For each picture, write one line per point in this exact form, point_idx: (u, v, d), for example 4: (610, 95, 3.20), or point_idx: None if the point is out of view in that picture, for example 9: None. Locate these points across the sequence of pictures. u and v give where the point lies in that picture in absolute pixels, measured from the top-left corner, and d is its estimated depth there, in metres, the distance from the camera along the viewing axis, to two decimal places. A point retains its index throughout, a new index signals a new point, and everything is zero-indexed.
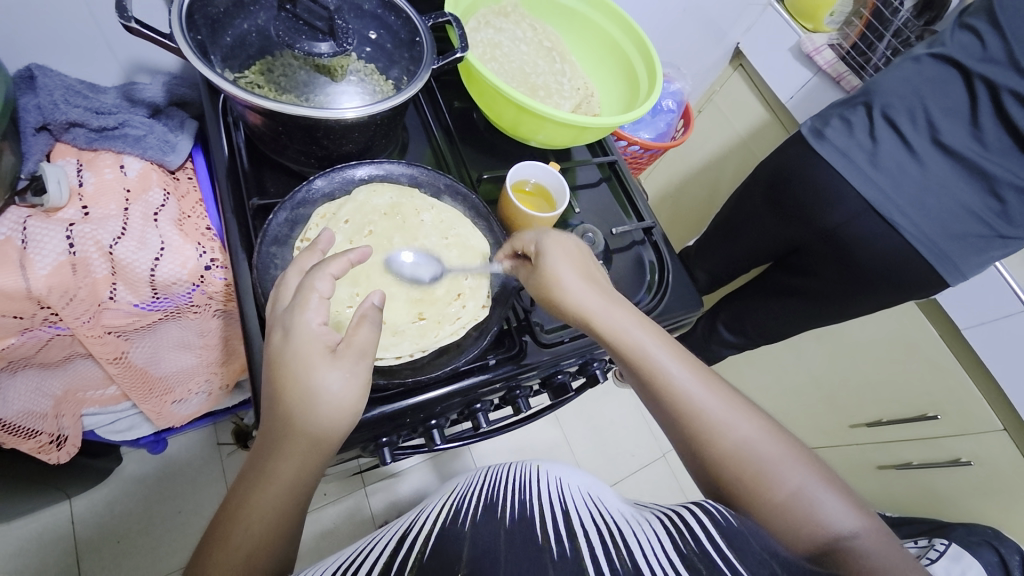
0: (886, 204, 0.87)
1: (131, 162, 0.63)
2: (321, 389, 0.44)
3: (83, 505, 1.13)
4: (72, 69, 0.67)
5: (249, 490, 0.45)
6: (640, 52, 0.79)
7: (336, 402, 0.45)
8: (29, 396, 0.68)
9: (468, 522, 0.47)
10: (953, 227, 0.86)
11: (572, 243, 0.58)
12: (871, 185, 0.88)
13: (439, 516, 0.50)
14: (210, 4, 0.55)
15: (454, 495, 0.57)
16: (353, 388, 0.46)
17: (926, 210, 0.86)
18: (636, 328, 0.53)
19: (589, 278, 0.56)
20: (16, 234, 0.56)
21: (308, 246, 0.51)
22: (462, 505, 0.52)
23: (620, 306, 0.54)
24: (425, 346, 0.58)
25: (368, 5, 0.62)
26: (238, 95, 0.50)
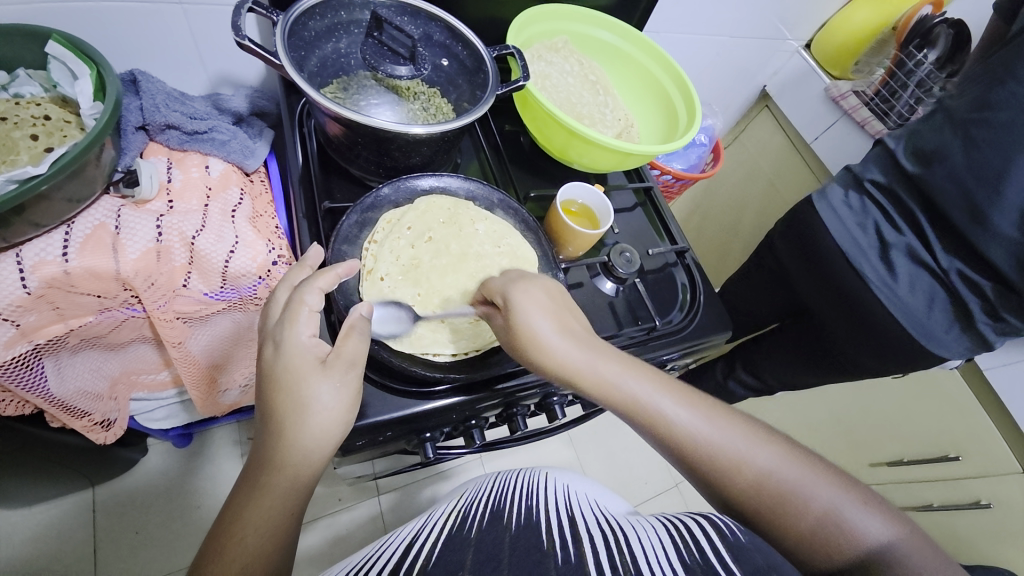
0: (859, 256, 0.91)
1: (215, 163, 0.70)
2: (313, 398, 0.47)
3: (106, 493, 1.15)
4: (167, 76, 0.74)
5: (242, 506, 0.44)
6: (680, 89, 0.85)
7: (322, 411, 0.47)
8: (85, 375, 0.69)
9: (474, 529, 0.44)
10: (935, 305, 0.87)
11: (540, 287, 0.55)
12: (851, 240, 0.93)
13: (445, 523, 0.47)
14: (305, 28, 0.62)
15: (461, 503, 0.53)
16: (343, 396, 0.48)
17: (904, 280, 0.88)
18: (628, 379, 0.50)
19: (564, 328, 0.53)
20: (109, 220, 0.61)
21: (297, 262, 0.54)
22: (467, 514, 0.48)
23: (602, 351, 0.52)
24: (479, 345, 0.62)
25: (438, 36, 0.69)
26: (326, 106, 0.56)
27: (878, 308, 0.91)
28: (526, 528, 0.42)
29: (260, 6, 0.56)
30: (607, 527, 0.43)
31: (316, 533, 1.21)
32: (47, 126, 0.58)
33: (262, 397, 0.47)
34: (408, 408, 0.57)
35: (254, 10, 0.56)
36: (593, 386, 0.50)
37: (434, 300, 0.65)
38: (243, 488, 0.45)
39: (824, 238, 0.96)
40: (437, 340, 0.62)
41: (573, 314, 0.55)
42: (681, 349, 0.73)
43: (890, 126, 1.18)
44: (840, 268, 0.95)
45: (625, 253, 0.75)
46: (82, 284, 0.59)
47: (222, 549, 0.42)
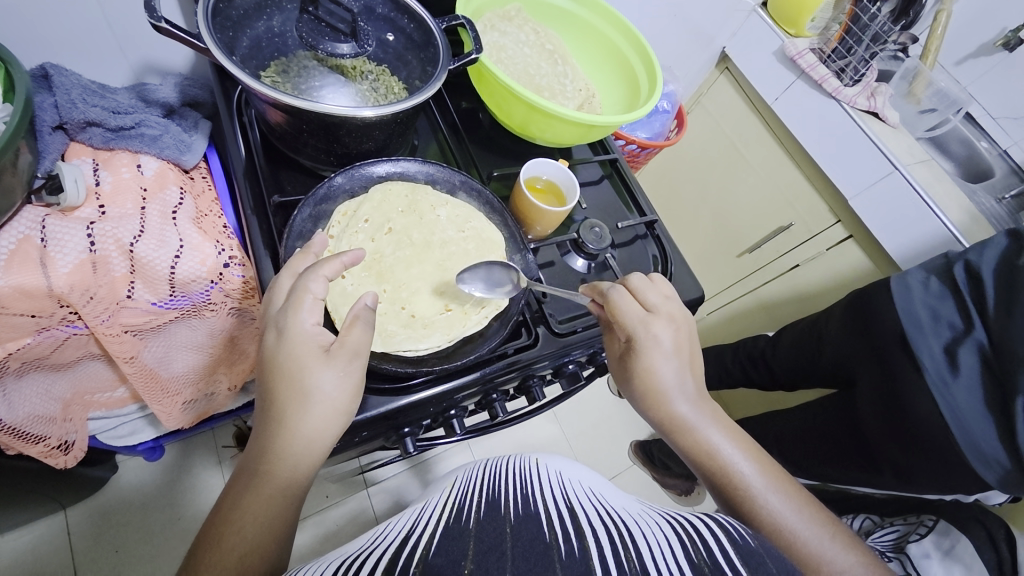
0: (915, 336, 0.88)
1: (148, 161, 0.64)
2: (314, 387, 0.44)
3: (79, 515, 1.10)
4: (82, 68, 0.67)
5: (244, 492, 0.42)
6: (638, 53, 0.82)
7: (321, 404, 0.44)
8: (34, 400, 0.64)
9: (472, 519, 0.42)
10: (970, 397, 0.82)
11: (679, 330, 0.59)
12: (911, 318, 0.89)
13: (442, 513, 0.45)
14: (232, 7, 0.56)
15: (455, 492, 0.51)
16: (349, 381, 0.46)
17: (961, 378, 0.82)
18: (706, 422, 0.58)
19: (683, 382, 0.58)
20: (34, 232, 0.55)
21: (301, 249, 0.51)
22: (463, 503, 0.46)
23: (709, 419, 0.58)
24: (454, 336, 0.60)
25: (381, 9, 0.64)
26: (263, 93, 0.51)
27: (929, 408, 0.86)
28: (527, 517, 0.41)
29: None
30: (610, 517, 0.43)
31: (306, 531, 1.19)
32: None
33: (263, 384, 0.45)
34: (384, 405, 0.55)
35: None
36: (695, 448, 0.57)
37: (402, 293, 0.63)
38: (221, 497, 0.43)
39: None
40: (412, 336, 0.59)
41: (693, 371, 0.60)
42: None
43: (846, 83, 1.20)
44: (902, 360, 0.91)
45: (595, 229, 0.74)
46: (12, 305, 0.53)
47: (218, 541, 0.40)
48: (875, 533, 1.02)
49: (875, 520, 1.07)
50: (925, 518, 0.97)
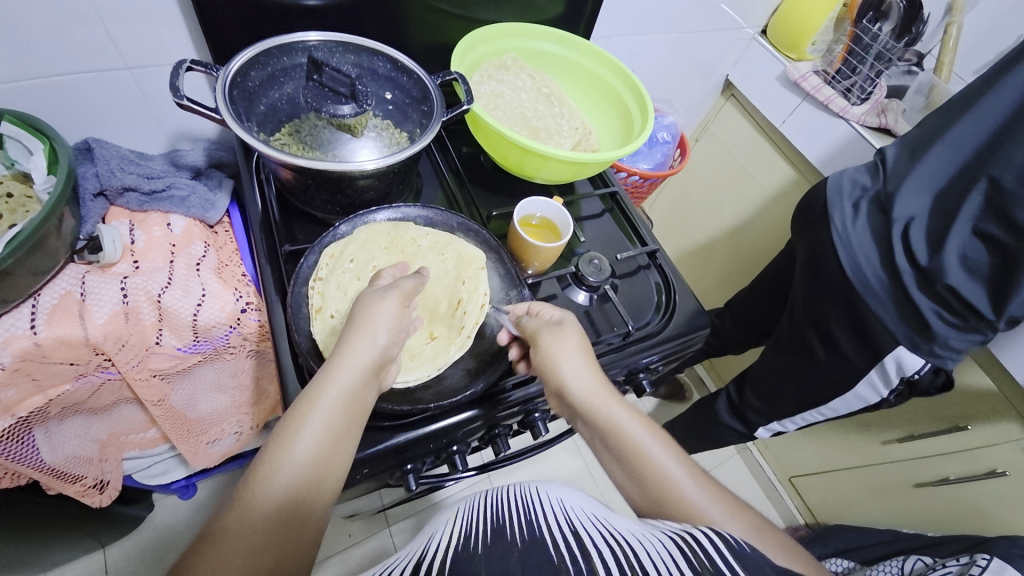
0: (835, 204, 0.91)
1: (176, 219, 0.71)
2: (377, 316, 0.51)
3: (117, 553, 1.14)
4: (126, 140, 0.76)
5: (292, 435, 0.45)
6: (631, 91, 0.85)
7: (359, 354, 0.49)
8: (75, 440, 0.70)
9: (479, 545, 0.44)
10: (873, 258, 0.86)
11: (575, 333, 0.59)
12: (834, 202, 0.91)
13: (448, 541, 0.47)
14: (247, 80, 0.63)
15: (457, 522, 0.52)
16: (399, 327, 0.52)
17: (856, 240, 0.87)
18: (611, 404, 0.55)
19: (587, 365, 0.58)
20: (75, 288, 0.62)
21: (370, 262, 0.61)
22: (469, 529, 0.48)
23: (620, 402, 0.56)
24: (440, 365, 0.59)
25: (383, 70, 0.70)
26: (273, 155, 0.57)
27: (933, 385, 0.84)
28: (532, 540, 0.43)
29: (199, 63, 0.58)
30: (608, 531, 0.44)
31: (328, 571, 1.20)
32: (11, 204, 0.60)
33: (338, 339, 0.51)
34: (386, 442, 0.57)
35: (193, 68, 0.57)
36: (609, 428, 0.54)
37: None
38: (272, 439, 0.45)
39: None
40: (401, 369, 0.59)
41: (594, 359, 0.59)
42: (660, 351, 0.73)
43: (855, 102, 1.19)
44: (843, 297, 0.90)
45: (595, 261, 0.76)
46: (54, 354, 0.59)
47: (262, 485, 0.43)
48: (928, 575, 0.95)
49: (928, 562, 1.00)
50: (977, 557, 0.88)
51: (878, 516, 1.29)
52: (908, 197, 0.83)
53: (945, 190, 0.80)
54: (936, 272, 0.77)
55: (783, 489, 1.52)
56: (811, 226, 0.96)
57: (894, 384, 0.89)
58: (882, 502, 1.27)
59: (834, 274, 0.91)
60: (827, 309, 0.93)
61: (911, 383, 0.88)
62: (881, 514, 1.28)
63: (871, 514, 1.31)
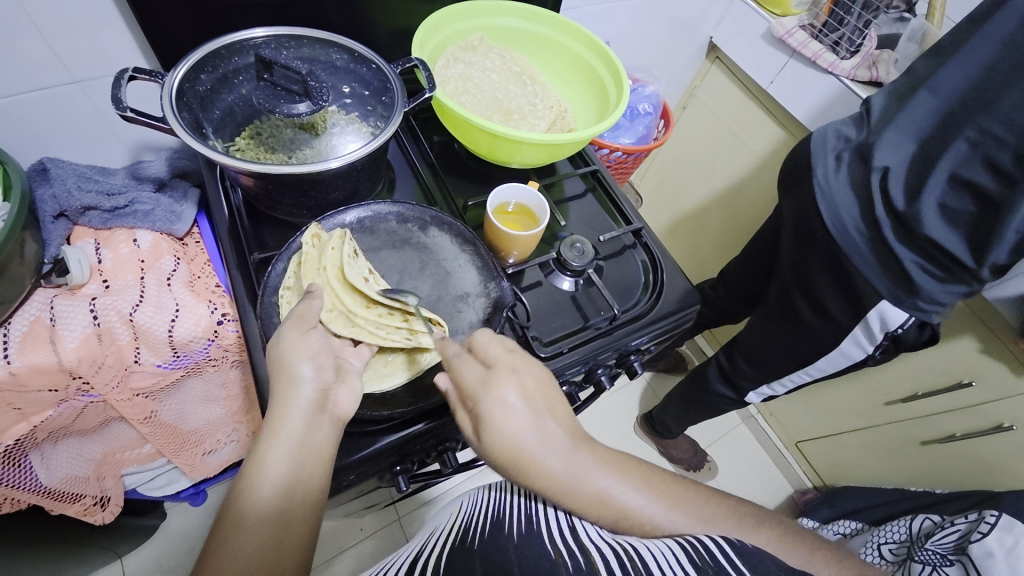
0: (819, 155, 0.87)
1: (143, 235, 0.69)
2: (290, 352, 0.49)
3: (133, 562, 1.17)
4: (86, 156, 0.74)
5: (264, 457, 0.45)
6: (604, 63, 0.82)
7: (293, 400, 0.47)
8: (72, 462, 0.70)
9: (477, 538, 0.43)
10: (854, 210, 0.83)
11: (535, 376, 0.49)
12: (818, 157, 0.87)
13: (448, 536, 0.46)
14: (197, 84, 0.60)
15: (463, 513, 0.51)
16: (323, 352, 0.50)
17: (837, 193, 0.84)
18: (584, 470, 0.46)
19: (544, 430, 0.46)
20: (44, 313, 0.61)
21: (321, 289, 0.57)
22: (468, 524, 0.47)
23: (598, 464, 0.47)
24: (415, 366, 0.59)
25: (341, 62, 0.67)
26: (228, 163, 0.54)
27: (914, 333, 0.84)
28: (527, 536, 0.42)
29: (143, 71, 0.55)
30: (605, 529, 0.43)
31: (342, 566, 1.21)
32: None
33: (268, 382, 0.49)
34: (369, 448, 0.56)
35: (137, 77, 0.55)
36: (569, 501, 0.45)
37: None
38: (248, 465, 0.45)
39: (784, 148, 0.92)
40: (375, 375, 0.58)
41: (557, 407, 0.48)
42: (650, 333, 0.71)
43: (844, 56, 1.13)
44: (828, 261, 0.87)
45: (577, 244, 0.74)
46: (31, 382, 0.59)
47: (244, 509, 0.43)
48: (936, 534, 0.94)
49: (935, 521, 0.99)
50: (985, 514, 0.88)
51: (887, 478, 1.29)
52: (891, 145, 0.80)
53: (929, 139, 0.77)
54: (913, 218, 0.76)
55: (791, 455, 1.51)
56: (799, 187, 0.91)
57: (878, 340, 0.87)
58: (891, 464, 1.26)
59: (819, 237, 0.88)
60: (813, 271, 0.90)
61: (896, 340, 0.86)
62: (889, 474, 1.28)
63: (879, 474, 1.30)
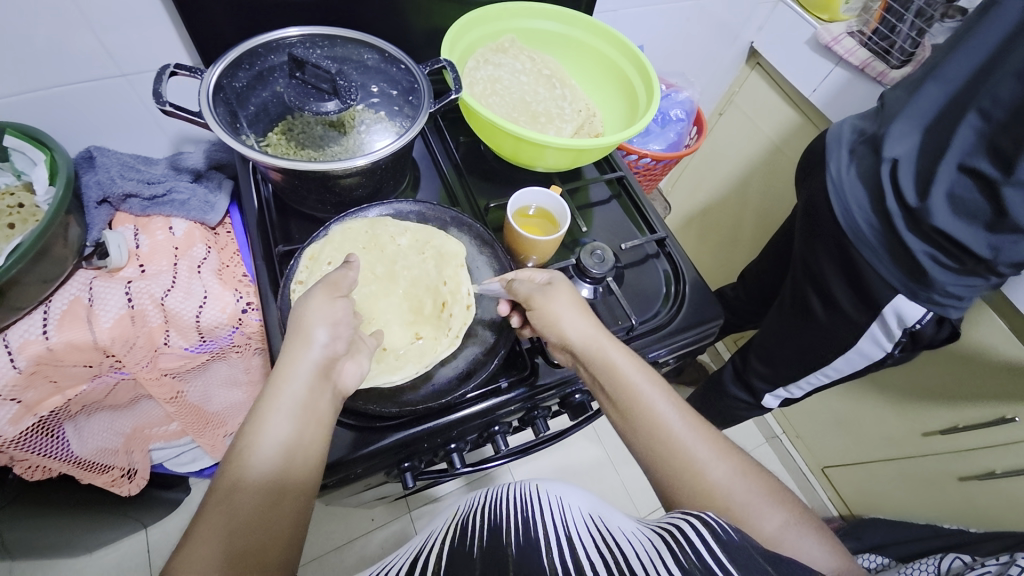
0: (833, 151, 0.84)
1: (178, 223, 0.72)
2: (311, 314, 0.50)
3: (158, 533, 1.22)
4: (132, 146, 0.78)
5: (262, 424, 0.44)
6: (636, 67, 0.80)
7: (300, 367, 0.47)
8: (102, 434, 0.75)
9: (474, 546, 0.40)
10: (862, 198, 0.79)
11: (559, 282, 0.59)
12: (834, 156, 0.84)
13: (447, 535, 0.45)
14: (234, 80, 0.62)
15: (459, 514, 0.50)
16: (338, 318, 0.51)
17: (846, 186, 0.80)
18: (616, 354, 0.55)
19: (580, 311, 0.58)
20: (83, 293, 0.64)
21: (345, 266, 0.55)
22: (467, 525, 0.45)
23: (617, 345, 0.56)
24: (428, 363, 0.59)
25: (372, 62, 0.68)
26: (258, 158, 0.56)
27: (929, 330, 0.78)
28: (526, 547, 0.38)
29: (183, 67, 0.58)
30: (604, 535, 0.40)
31: (352, 553, 1.24)
32: (21, 214, 0.64)
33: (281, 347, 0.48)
34: (377, 441, 0.57)
35: (177, 72, 0.57)
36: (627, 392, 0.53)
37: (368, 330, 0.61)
38: (245, 434, 0.44)
39: (819, 160, 0.88)
40: (385, 368, 0.58)
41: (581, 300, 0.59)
42: (670, 345, 0.70)
43: (894, 65, 1.07)
44: (846, 271, 0.83)
45: (597, 251, 0.72)
46: (67, 357, 0.63)
47: (243, 475, 0.42)
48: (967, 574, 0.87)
49: (967, 561, 0.93)
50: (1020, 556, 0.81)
51: (919, 509, 1.22)
52: (896, 136, 0.75)
53: (934, 125, 0.72)
54: (923, 213, 0.70)
55: (817, 480, 1.46)
56: (814, 177, 0.88)
57: (896, 337, 0.81)
58: (925, 496, 1.19)
59: (828, 226, 0.84)
60: (823, 264, 0.86)
61: (914, 337, 0.79)
62: (918, 508, 1.22)
63: (909, 507, 1.24)
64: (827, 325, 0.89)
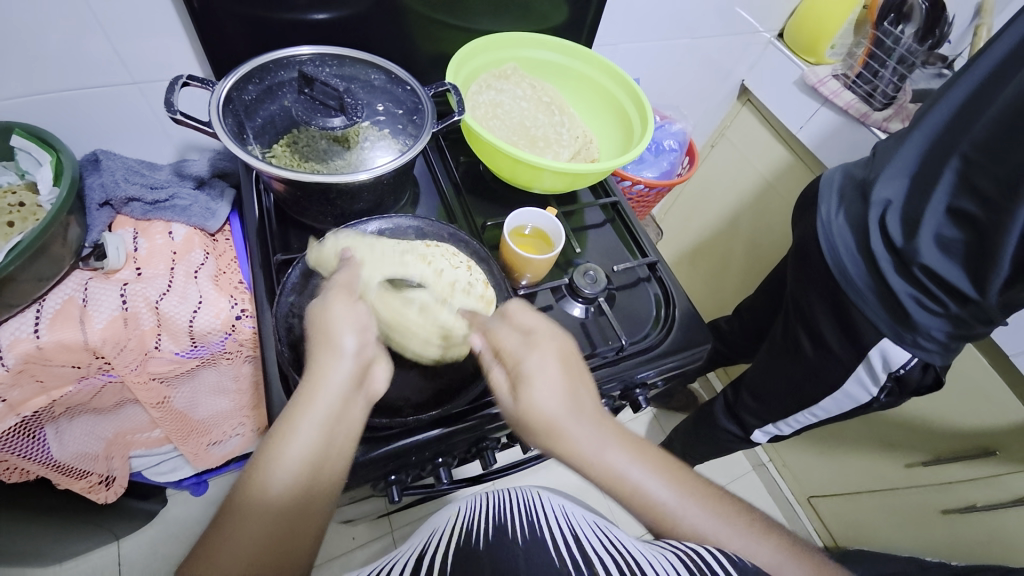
0: (824, 195, 0.87)
1: (178, 228, 0.73)
2: (336, 322, 0.48)
3: (130, 547, 1.18)
4: (136, 151, 0.79)
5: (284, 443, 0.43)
6: (632, 99, 0.84)
7: (335, 375, 0.46)
8: (82, 438, 0.73)
9: (481, 540, 0.42)
10: (848, 239, 0.82)
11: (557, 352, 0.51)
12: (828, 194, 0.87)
13: (451, 532, 0.46)
14: (244, 93, 0.64)
15: (461, 513, 0.51)
16: (361, 327, 0.49)
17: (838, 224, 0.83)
18: (607, 446, 0.48)
19: (571, 393, 0.50)
20: (78, 294, 0.65)
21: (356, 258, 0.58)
22: (471, 525, 0.45)
23: (614, 437, 0.49)
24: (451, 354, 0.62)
25: (378, 82, 0.70)
26: (263, 168, 0.58)
27: (914, 376, 0.80)
28: (534, 542, 0.41)
29: (196, 79, 0.59)
30: (609, 543, 0.42)
31: (330, 573, 1.21)
32: (21, 212, 0.64)
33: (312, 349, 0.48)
34: (364, 452, 0.57)
35: (189, 83, 0.59)
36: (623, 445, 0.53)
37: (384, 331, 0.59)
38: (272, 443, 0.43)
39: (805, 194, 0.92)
40: None
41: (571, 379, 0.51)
42: (659, 367, 0.70)
43: (876, 107, 1.12)
44: (831, 302, 0.86)
45: (590, 272, 0.74)
46: (56, 357, 0.62)
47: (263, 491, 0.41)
48: None
49: None
50: None
51: (902, 543, 1.21)
52: (886, 179, 0.78)
53: (921, 170, 0.75)
54: (910, 253, 0.73)
55: (802, 510, 1.45)
56: (807, 218, 0.91)
57: (881, 381, 0.83)
58: (908, 531, 1.19)
59: (818, 265, 0.87)
60: (814, 304, 0.88)
61: (899, 381, 0.81)
62: (902, 541, 1.21)
63: (894, 540, 1.23)
64: (814, 362, 0.91)
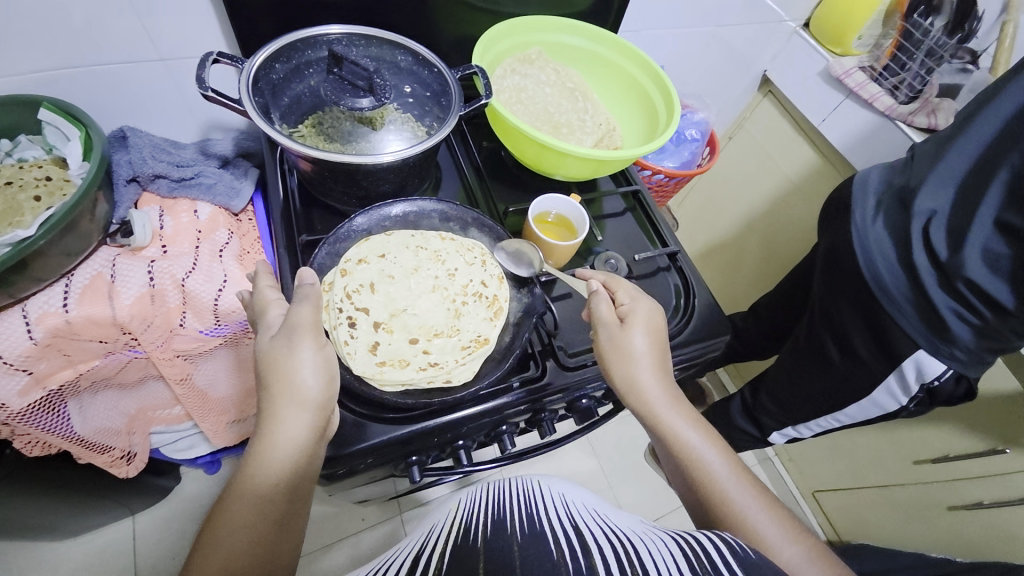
0: (859, 200, 0.86)
1: (203, 206, 0.73)
2: (297, 359, 0.47)
3: (145, 521, 1.20)
4: (159, 129, 0.79)
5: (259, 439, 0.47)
6: (658, 86, 0.83)
7: (290, 433, 0.46)
8: (106, 413, 0.74)
9: (480, 538, 0.39)
10: (889, 252, 0.81)
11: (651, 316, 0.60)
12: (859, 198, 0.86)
13: (449, 531, 0.43)
14: (272, 72, 0.64)
15: (462, 508, 0.48)
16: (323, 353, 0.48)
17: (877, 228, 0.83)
18: (674, 410, 0.56)
19: (651, 355, 0.58)
20: (105, 269, 0.65)
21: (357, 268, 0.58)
22: (470, 520, 0.43)
23: (683, 408, 0.57)
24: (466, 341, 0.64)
25: (405, 63, 0.70)
26: (291, 147, 0.58)
27: (947, 387, 0.80)
28: (532, 536, 0.38)
29: (226, 56, 0.59)
30: (606, 530, 0.40)
31: (341, 552, 1.23)
32: (48, 187, 0.63)
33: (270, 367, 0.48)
34: (391, 432, 0.57)
35: (219, 61, 0.59)
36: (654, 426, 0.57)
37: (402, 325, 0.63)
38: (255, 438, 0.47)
39: None
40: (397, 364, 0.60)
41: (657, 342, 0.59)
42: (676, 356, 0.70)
43: (901, 101, 1.11)
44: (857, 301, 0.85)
45: (611, 261, 0.76)
46: (84, 332, 0.63)
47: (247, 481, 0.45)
48: None
49: None
50: None
51: (908, 537, 1.21)
52: (931, 191, 0.77)
53: (968, 183, 0.74)
54: (955, 267, 0.72)
55: (807, 505, 1.46)
56: (835, 225, 0.90)
57: (913, 392, 0.84)
58: (912, 526, 1.19)
59: (849, 273, 0.86)
60: (846, 313, 0.87)
61: (931, 392, 0.82)
62: (906, 537, 1.21)
63: (899, 536, 1.24)
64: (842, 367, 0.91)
